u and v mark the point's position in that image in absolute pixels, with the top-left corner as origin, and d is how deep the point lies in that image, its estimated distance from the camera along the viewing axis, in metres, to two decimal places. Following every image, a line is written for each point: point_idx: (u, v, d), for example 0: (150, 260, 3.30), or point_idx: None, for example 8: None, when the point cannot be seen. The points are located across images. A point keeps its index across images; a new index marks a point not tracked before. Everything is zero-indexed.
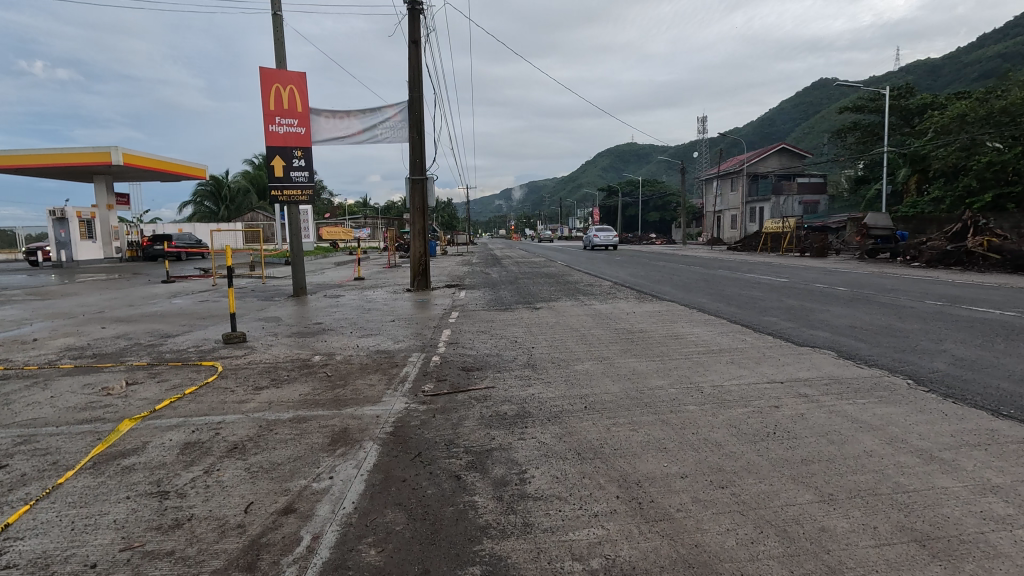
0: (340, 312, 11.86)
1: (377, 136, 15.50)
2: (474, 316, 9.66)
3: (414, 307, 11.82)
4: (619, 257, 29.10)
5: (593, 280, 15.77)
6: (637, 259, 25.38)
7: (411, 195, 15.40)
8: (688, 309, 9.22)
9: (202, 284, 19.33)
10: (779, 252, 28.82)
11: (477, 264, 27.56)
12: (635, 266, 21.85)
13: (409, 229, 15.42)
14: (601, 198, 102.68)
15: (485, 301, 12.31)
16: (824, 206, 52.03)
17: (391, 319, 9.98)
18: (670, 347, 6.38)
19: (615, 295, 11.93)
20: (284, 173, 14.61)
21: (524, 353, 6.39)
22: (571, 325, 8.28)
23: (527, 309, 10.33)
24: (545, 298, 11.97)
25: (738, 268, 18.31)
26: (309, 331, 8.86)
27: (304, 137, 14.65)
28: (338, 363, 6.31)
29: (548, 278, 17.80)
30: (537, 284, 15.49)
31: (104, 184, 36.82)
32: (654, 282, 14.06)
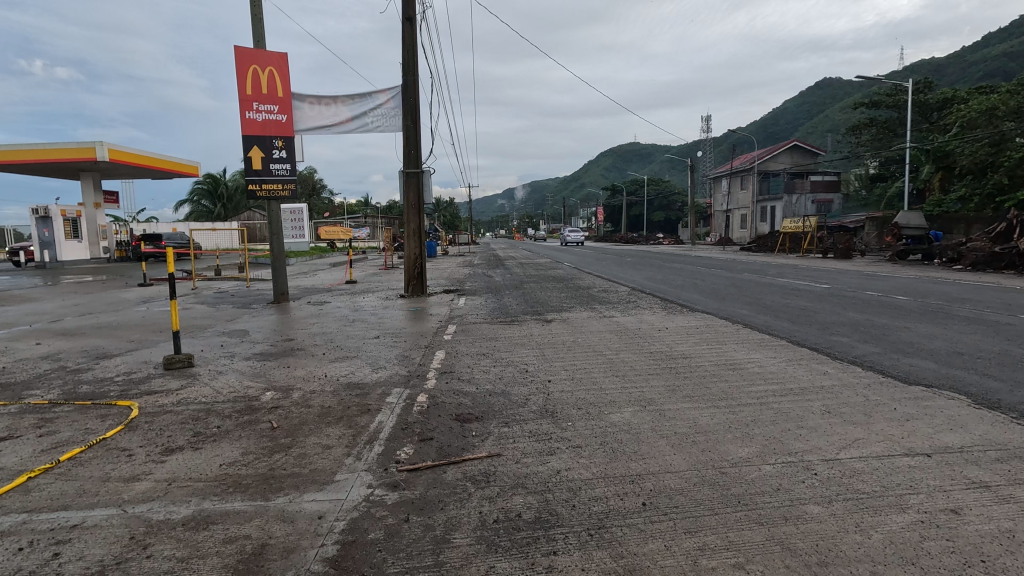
0: (322, 322, 10.36)
1: (369, 124, 13.84)
2: (474, 332, 8.13)
3: (407, 317, 10.32)
4: (629, 258, 27.55)
5: (607, 285, 14.24)
6: (650, 262, 23.82)
7: (405, 191, 13.89)
8: (730, 325, 7.67)
9: (181, 288, 17.89)
10: (798, 254, 27.24)
11: (479, 266, 26.06)
12: (650, 268, 20.32)
13: (404, 229, 13.89)
14: (605, 198, 101.05)
15: (487, 310, 10.82)
16: (839, 205, 50.27)
17: (377, 333, 8.47)
18: (732, 386, 4.79)
19: (636, 304, 10.39)
20: (263, 166, 13.09)
21: (538, 393, 4.83)
22: (593, 345, 6.74)
23: (537, 322, 8.80)
24: (555, 308, 10.45)
25: (765, 271, 16.76)
26: (275, 351, 7.34)
27: (287, 126, 13.17)
28: (293, 405, 4.76)
29: (556, 282, 16.27)
30: (545, 290, 13.96)
31: (91, 182, 35.40)
32: (678, 289, 12.53)
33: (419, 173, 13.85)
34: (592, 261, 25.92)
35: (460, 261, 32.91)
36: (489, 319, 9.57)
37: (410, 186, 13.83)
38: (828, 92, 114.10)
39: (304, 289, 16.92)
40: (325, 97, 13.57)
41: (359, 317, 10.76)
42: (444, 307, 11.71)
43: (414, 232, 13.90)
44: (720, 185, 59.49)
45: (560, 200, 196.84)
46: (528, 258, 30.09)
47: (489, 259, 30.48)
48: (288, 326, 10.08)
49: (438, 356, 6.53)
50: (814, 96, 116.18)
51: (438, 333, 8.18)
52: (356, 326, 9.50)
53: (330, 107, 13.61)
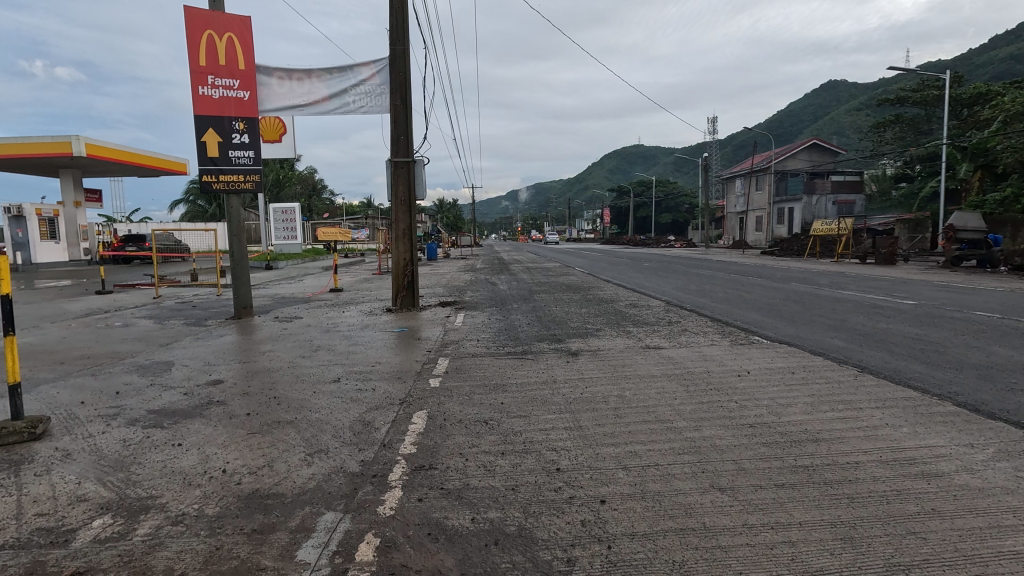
0: (281, 347, 8.10)
1: (349, 104, 11.62)
2: (473, 373, 5.80)
3: (389, 343, 8.06)
4: (646, 263, 25.21)
5: (635, 298, 11.86)
6: (674, 268, 21.50)
7: (393, 184, 11.62)
8: (838, 369, 5.35)
9: (141, 297, 15.66)
10: (833, 259, 24.79)
11: (482, 272, 23.73)
12: (675, 275, 18.00)
13: (392, 230, 11.64)
14: (611, 199, 98.62)
15: (492, 332, 8.53)
16: (861, 206, 47.78)
17: (341, 371, 6.19)
18: (968, 537, 2.47)
19: (683, 328, 8.04)
20: (221, 153, 10.87)
21: (591, 546, 2.53)
22: (652, 408, 4.41)
23: (558, 356, 6.50)
24: (579, 332, 8.14)
25: (815, 280, 14.42)
26: (184, 406, 5.06)
27: (251, 105, 10.99)
28: (117, 568, 2.46)
29: (572, 292, 13.94)
30: (561, 303, 11.63)
31: (71, 179, 33.38)
32: (726, 305, 10.22)
33: (410, 164, 11.61)
34: (607, 266, 23.61)
35: (464, 265, 30.60)
36: (493, 347, 7.30)
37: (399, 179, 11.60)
38: (841, 92, 111.50)
39: (279, 298, 14.67)
40: (297, 72, 11.46)
41: (331, 338, 8.52)
42: (437, 326, 9.47)
43: (405, 234, 11.67)
44: (734, 185, 57.03)
45: (565, 202, 194.56)
46: (536, 262, 27.85)
47: (493, 264, 28.14)
48: (235, 352, 7.82)
49: (416, 427, 4.22)
50: (826, 96, 113.53)
51: (422, 375, 5.86)
52: (319, 356, 7.22)
53: (302, 83, 11.49)
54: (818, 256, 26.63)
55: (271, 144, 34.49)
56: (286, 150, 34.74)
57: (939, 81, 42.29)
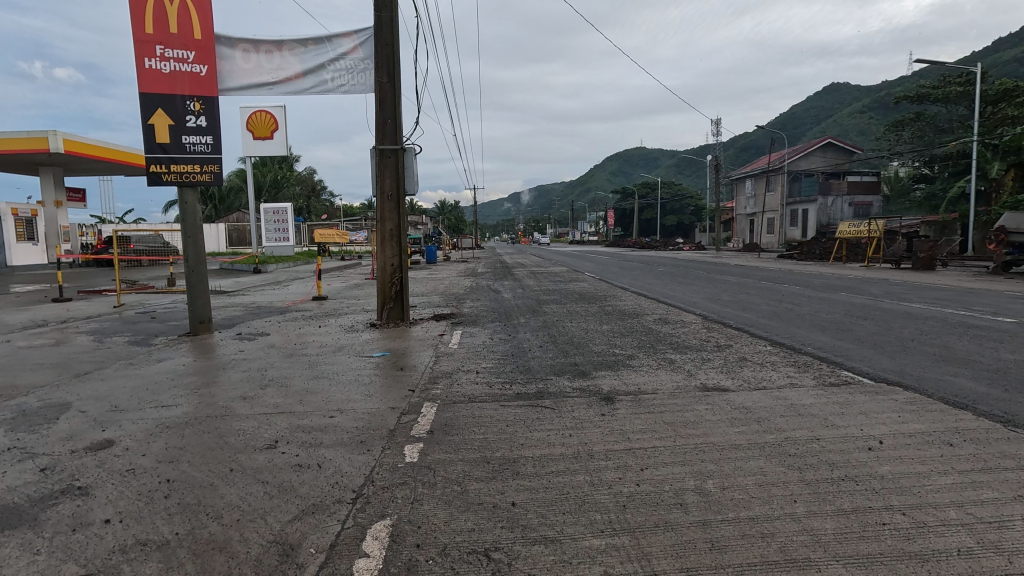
0: (225, 379, 6.33)
1: (327, 83, 9.88)
2: (470, 438, 4.01)
3: (362, 373, 6.28)
4: (661, 267, 23.42)
5: (664, 311, 10.08)
6: (692, 273, 19.74)
7: (379, 176, 9.90)
8: (1018, 440, 3.56)
9: (100, 306, 13.93)
10: (862, 264, 22.98)
11: (484, 276, 22.03)
12: (696, 281, 16.28)
13: (376, 229, 9.92)
14: (615, 200, 96.94)
15: (496, 358, 6.79)
16: (879, 207, 45.95)
17: (285, 427, 4.41)
18: None
19: (741, 358, 6.27)
20: (173, 139, 9.15)
21: None
22: (769, 531, 2.61)
23: (586, 403, 4.71)
24: (607, 361, 6.38)
25: (864, 290, 12.67)
26: (25, 497, 3.28)
27: (209, 83, 9.27)
28: None
29: (586, 301, 12.16)
30: (577, 316, 9.89)
31: (51, 177, 31.71)
32: (779, 322, 8.44)
33: (398, 152, 9.88)
34: (617, 271, 21.92)
35: (464, 269, 28.87)
36: (499, 384, 5.53)
37: (386, 169, 9.90)
38: (849, 93, 109.64)
39: (253, 309, 12.93)
40: (265, 44, 9.68)
41: (292, 366, 6.76)
42: (428, 347, 7.71)
43: (392, 234, 9.96)
44: (744, 186, 55.24)
45: (567, 203, 192.98)
46: (541, 267, 26.10)
47: (495, 268, 26.41)
48: (163, 385, 6.04)
49: (368, 570, 2.44)
50: (833, 96, 111.68)
51: (396, 438, 4.08)
52: (267, 396, 5.44)
53: (272, 58, 9.70)
54: (844, 260, 24.83)
55: (262, 141, 32.82)
56: (277, 147, 33.05)
57: (961, 78, 40.37)
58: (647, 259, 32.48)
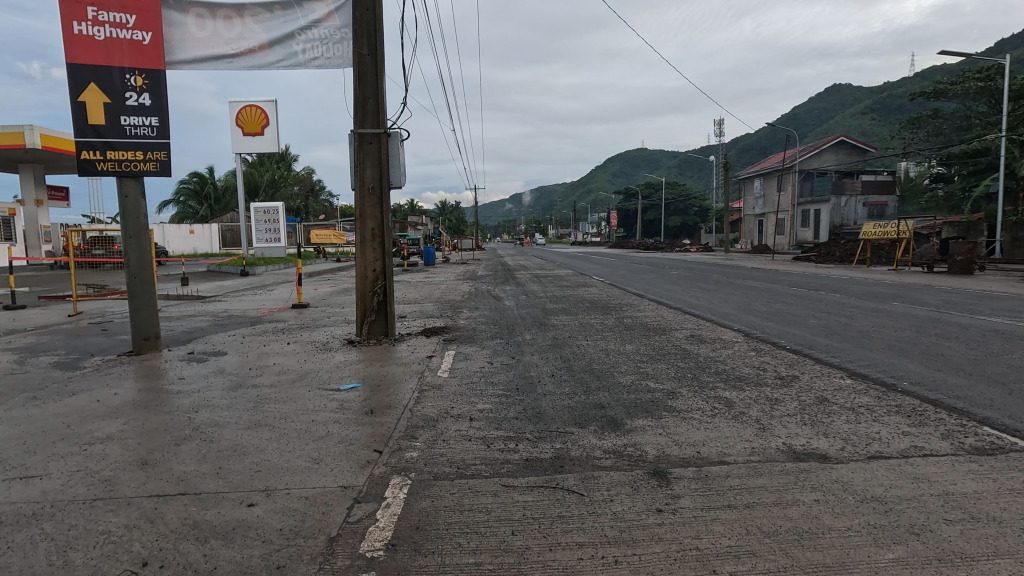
0: (139, 423, 4.79)
1: (298, 55, 8.32)
2: (455, 565, 2.48)
3: (319, 418, 4.73)
4: (674, 271, 21.84)
5: (694, 326, 8.55)
6: (709, 277, 18.22)
7: (358, 165, 8.41)
8: None
9: (52, 315, 12.40)
10: (891, 268, 21.38)
11: (484, 281, 20.51)
12: (718, 286, 14.78)
13: (355, 229, 8.47)
14: (618, 201, 95.40)
15: (497, 394, 5.25)
16: (893, 208, 44.88)
17: (172, 530, 2.87)
18: None
19: (818, 399, 4.75)
20: (109, 120, 7.64)
21: None
22: None
23: (628, 486, 3.17)
24: (642, 403, 4.85)
25: (917, 299, 11.11)
26: None
27: (153, 53, 7.77)
28: None
29: (600, 312, 10.63)
30: (592, 332, 8.37)
31: (32, 175, 29.98)
32: (844, 343, 6.91)
33: (381, 137, 8.39)
34: (628, 275, 20.36)
35: (463, 271, 27.30)
36: (501, 443, 3.98)
37: (367, 158, 8.42)
38: (855, 92, 107.93)
39: (221, 320, 11.40)
40: (222, 9, 8.11)
41: (233, 405, 5.23)
42: (414, 375, 6.19)
43: (374, 234, 8.51)
44: (752, 186, 53.67)
45: (569, 204, 191.45)
46: (545, 270, 24.51)
47: (496, 272, 24.88)
48: (49, 435, 4.50)
49: None
50: (840, 95, 109.89)
51: (336, 559, 2.56)
52: (177, 459, 3.90)
53: (231, 25, 8.12)
54: (869, 263, 23.25)
55: (252, 136, 31.28)
56: (268, 143, 31.51)
57: (981, 72, 37.90)
58: (655, 261, 30.91)
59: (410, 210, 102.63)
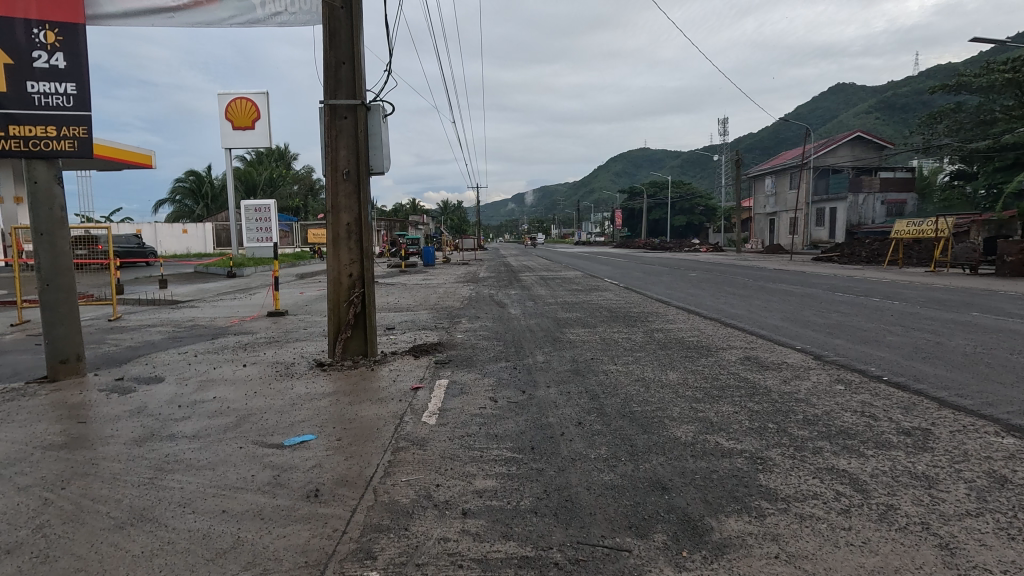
0: None
1: (256, 11, 6.63)
2: None
3: (231, 508, 3.11)
4: (692, 273, 20.24)
5: (745, 345, 6.93)
6: (734, 280, 16.54)
7: (330, 144, 6.81)
8: None
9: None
10: (928, 270, 19.68)
11: (487, 283, 18.94)
12: (751, 291, 13.11)
13: (326, 224, 6.89)
14: (623, 200, 93.89)
15: (502, 461, 3.62)
16: (913, 205, 43.14)
17: None
18: None
19: (994, 479, 3.12)
20: (12, 87, 6.04)
21: None
22: None
23: None
24: (723, 483, 3.22)
25: (997, 309, 9.39)
26: None
27: (69, 4, 6.18)
28: None
29: (622, 323, 9.03)
30: (619, 353, 6.77)
31: (11, 171, 28.62)
32: (957, 373, 5.26)
33: (358, 111, 6.79)
34: (643, 277, 18.73)
35: (463, 273, 25.69)
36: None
37: (341, 138, 6.83)
38: (865, 88, 105.89)
39: (182, 333, 9.86)
40: None
41: (120, 474, 3.63)
42: (390, 421, 4.56)
43: (350, 230, 6.93)
44: (763, 184, 51.98)
45: (572, 203, 189.57)
46: (551, 271, 22.90)
47: (500, 273, 23.32)
48: None
49: None
50: (849, 91, 107.68)
51: None
52: None
53: None
54: (902, 264, 21.56)
55: (242, 131, 29.75)
56: (259, 138, 29.97)
57: (1006, 64, 35.73)
58: (669, 261, 29.18)
59: (412, 210, 101.51)
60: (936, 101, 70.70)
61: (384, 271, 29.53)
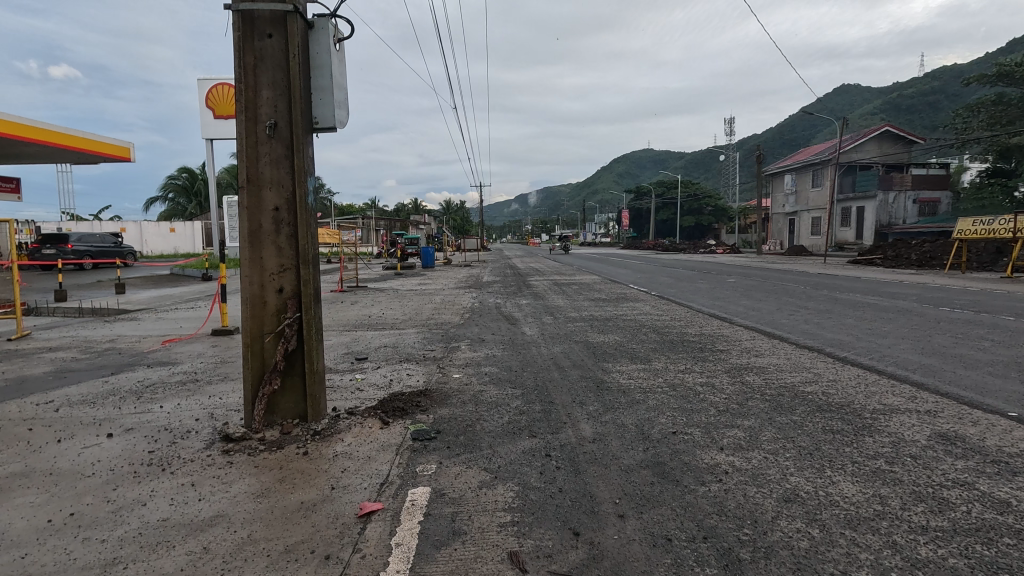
0: None
1: None
2: None
3: None
4: (730, 277, 17.66)
5: (910, 407, 4.32)
6: (787, 287, 13.90)
7: (248, 78, 4.19)
8: None
9: None
10: (1005, 274, 17.07)
11: (493, 289, 16.39)
12: (824, 303, 10.51)
13: (242, 208, 4.27)
14: (630, 200, 91.30)
15: None
16: (946, 204, 40.39)
17: None
18: None
19: None
20: None
21: None
22: None
23: None
24: None
25: None
26: None
27: None
28: None
29: (684, 356, 6.44)
30: (710, 423, 4.14)
31: None
32: None
33: (291, 23, 4.19)
34: (674, 283, 16.07)
35: (466, 275, 23.23)
36: None
37: (265, 69, 4.24)
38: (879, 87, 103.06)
39: (82, 362, 7.31)
40: None
41: None
42: None
43: (280, 219, 4.35)
44: (782, 182, 49.37)
45: (577, 203, 187.13)
46: (565, 276, 20.27)
47: (508, 276, 20.81)
48: None
49: None
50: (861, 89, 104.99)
51: None
52: None
53: None
54: (967, 268, 18.92)
55: (225, 120, 27.23)
56: None
57: None
58: (694, 264, 26.55)
59: (414, 210, 99.42)
60: (943, 100, 68.31)
61: (379, 273, 27.03)
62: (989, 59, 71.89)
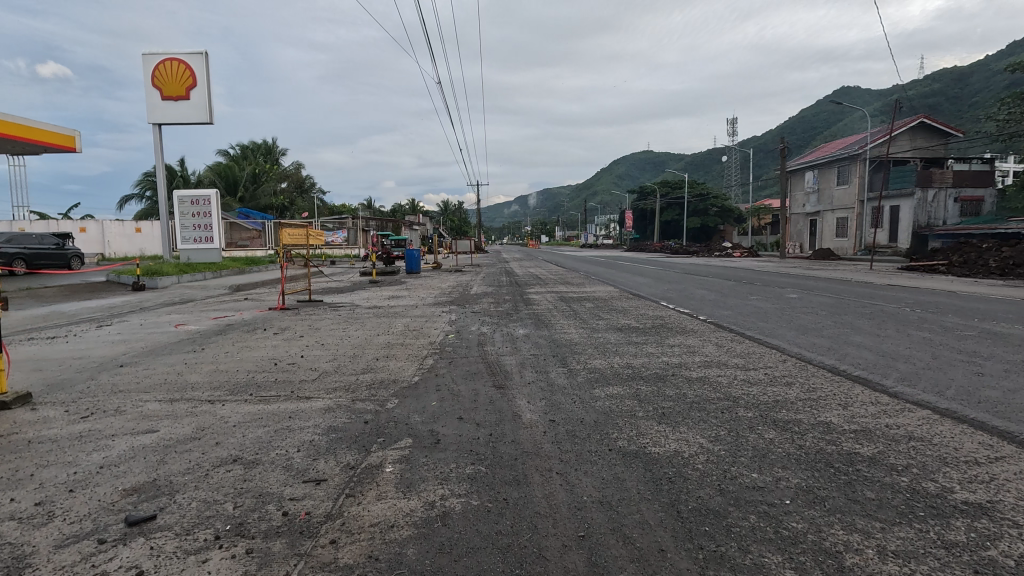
0: None
1: None
2: None
3: None
4: (790, 291, 13.80)
5: None
6: (890, 308, 9.98)
7: None
8: None
9: None
10: None
11: (481, 306, 12.62)
12: (995, 344, 6.62)
13: None
14: (634, 200, 87.81)
15: None
16: (991, 203, 36.30)
17: None
18: None
19: None
20: None
21: None
22: None
23: None
24: None
25: None
26: None
27: None
28: None
29: (904, 542, 2.56)
30: None
31: None
32: None
33: None
34: (722, 301, 12.19)
35: (451, 285, 19.50)
36: None
37: None
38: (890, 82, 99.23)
39: None
40: None
41: None
42: None
43: None
44: (802, 180, 45.69)
45: (577, 204, 183.55)
46: (574, 288, 16.48)
47: (504, 288, 17.06)
48: None
49: None
50: None
51: None
52: None
53: None
54: None
55: (173, 102, 23.47)
56: (196, 111, 23.62)
57: None
58: (727, 271, 22.63)
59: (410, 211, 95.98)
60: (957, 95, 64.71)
61: (353, 281, 23.23)
62: (1001, 56, 68.09)
